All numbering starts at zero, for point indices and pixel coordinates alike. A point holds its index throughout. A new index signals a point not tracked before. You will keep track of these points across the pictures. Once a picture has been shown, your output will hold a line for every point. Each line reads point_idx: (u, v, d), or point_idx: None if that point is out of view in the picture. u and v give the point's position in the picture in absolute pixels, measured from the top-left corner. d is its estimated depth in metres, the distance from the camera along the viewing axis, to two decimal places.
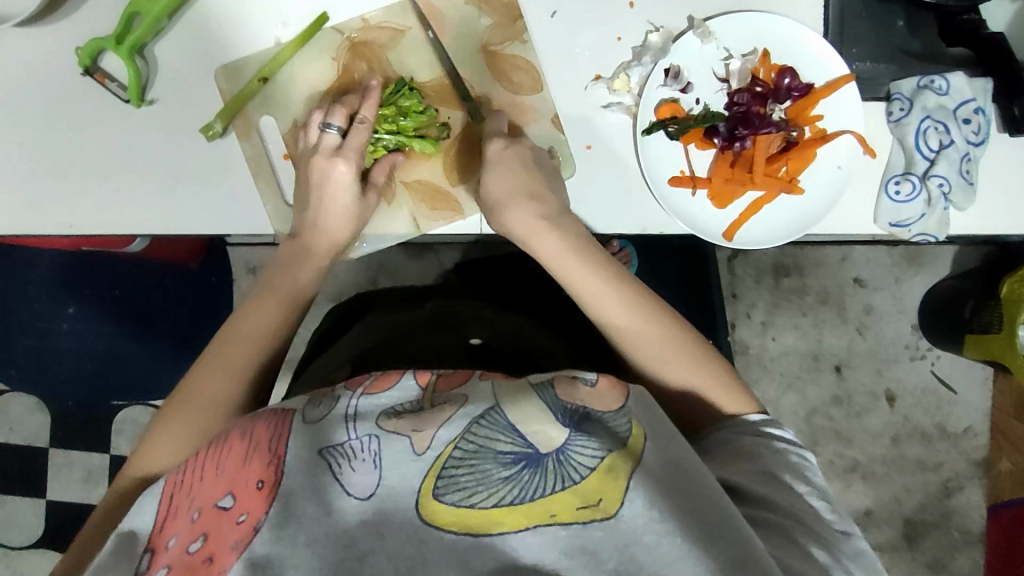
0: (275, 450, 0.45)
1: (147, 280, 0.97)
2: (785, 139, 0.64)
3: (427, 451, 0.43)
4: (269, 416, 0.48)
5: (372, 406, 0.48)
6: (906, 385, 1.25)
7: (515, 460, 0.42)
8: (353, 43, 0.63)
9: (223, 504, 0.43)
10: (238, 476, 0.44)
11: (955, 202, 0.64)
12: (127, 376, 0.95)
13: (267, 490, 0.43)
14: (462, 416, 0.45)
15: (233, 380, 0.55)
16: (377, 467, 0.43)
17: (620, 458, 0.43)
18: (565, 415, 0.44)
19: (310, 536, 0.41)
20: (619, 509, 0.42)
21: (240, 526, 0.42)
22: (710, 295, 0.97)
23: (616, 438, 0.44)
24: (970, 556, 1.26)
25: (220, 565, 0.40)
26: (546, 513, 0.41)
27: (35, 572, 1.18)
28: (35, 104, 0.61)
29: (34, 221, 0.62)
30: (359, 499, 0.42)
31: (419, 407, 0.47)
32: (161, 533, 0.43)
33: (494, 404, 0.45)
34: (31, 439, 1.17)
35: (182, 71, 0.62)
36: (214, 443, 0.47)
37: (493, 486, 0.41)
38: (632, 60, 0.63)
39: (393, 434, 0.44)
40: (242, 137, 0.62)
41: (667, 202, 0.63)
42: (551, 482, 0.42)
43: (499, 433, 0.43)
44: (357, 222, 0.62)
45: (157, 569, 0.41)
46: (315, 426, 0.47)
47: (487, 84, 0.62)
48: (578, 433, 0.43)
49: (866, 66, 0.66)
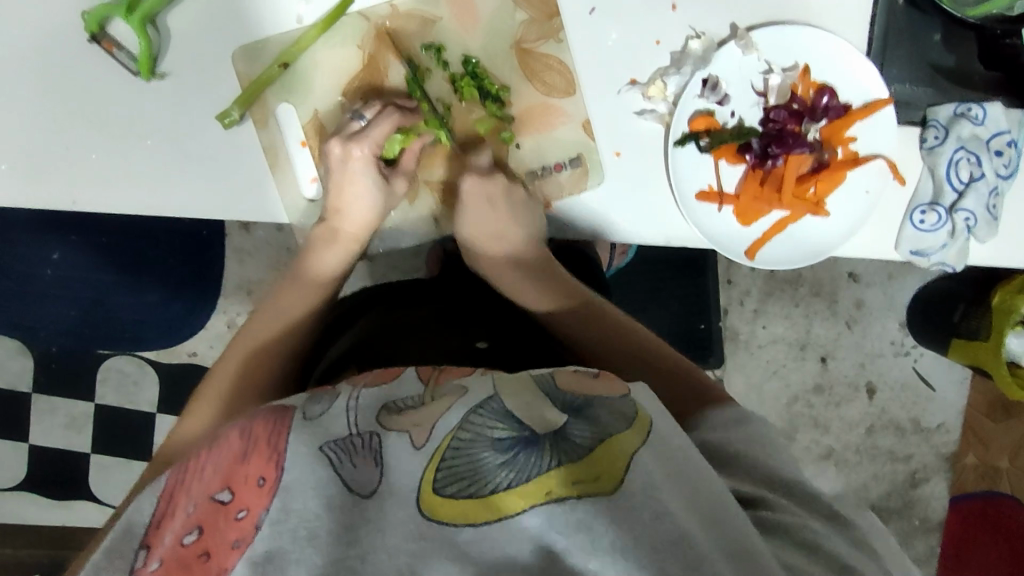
0: (274, 446, 0.41)
1: (136, 234, 1.03)
2: (816, 160, 0.63)
3: (425, 444, 0.40)
4: (271, 414, 0.45)
5: (375, 399, 0.45)
6: (887, 379, 1.28)
7: (512, 444, 0.38)
8: (380, 31, 0.59)
9: (219, 499, 0.39)
10: (235, 471, 0.40)
11: (977, 234, 0.64)
12: (116, 327, 1.03)
13: (267, 487, 0.39)
14: (464, 404, 0.42)
15: (244, 357, 0.61)
16: (378, 464, 0.40)
17: (623, 435, 0.40)
18: (563, 401, 0.42)
19: (311, 530, 0.37)
20: (617, 487, 0.37)
21: (237, 523, 0.38)
22: (704, 279, 0.99)
23: (622, 419, 0.41)
24: (929, 543, 1.32)
25: (218, 562, 0.37)
26: (542, 492, 0.36)
27: (12, 515, 1.16)
28: (35, 62, 0.57)
29: (32, 184, 0.59)
30: (361, 497, 0.38)
31: (419, 402, 0.44)
32: (157, 530, 0.41)
33: (494, 394, 0.42)
34: (14, 383, 1.13)
35: (198, 43, 0.58)
36: (219, 441, 0.44)
37: (489, 470, 0.37)
38: (670, 66, 0.61)
39: (392, 429, 0.41)
40: (259, 126, 0.60)
41: (696, 219, 0.62)
42: (546, 460, 0.37)
43: (495, 420, 0.40)
44: (382, 210, 0.64)
45: (151, 563, 0.39)
46: (318, 423, 0.43)
47: (519, 82, 0.61)
48: (575, 418, 0.40)
49: (906, 88, 0.64)
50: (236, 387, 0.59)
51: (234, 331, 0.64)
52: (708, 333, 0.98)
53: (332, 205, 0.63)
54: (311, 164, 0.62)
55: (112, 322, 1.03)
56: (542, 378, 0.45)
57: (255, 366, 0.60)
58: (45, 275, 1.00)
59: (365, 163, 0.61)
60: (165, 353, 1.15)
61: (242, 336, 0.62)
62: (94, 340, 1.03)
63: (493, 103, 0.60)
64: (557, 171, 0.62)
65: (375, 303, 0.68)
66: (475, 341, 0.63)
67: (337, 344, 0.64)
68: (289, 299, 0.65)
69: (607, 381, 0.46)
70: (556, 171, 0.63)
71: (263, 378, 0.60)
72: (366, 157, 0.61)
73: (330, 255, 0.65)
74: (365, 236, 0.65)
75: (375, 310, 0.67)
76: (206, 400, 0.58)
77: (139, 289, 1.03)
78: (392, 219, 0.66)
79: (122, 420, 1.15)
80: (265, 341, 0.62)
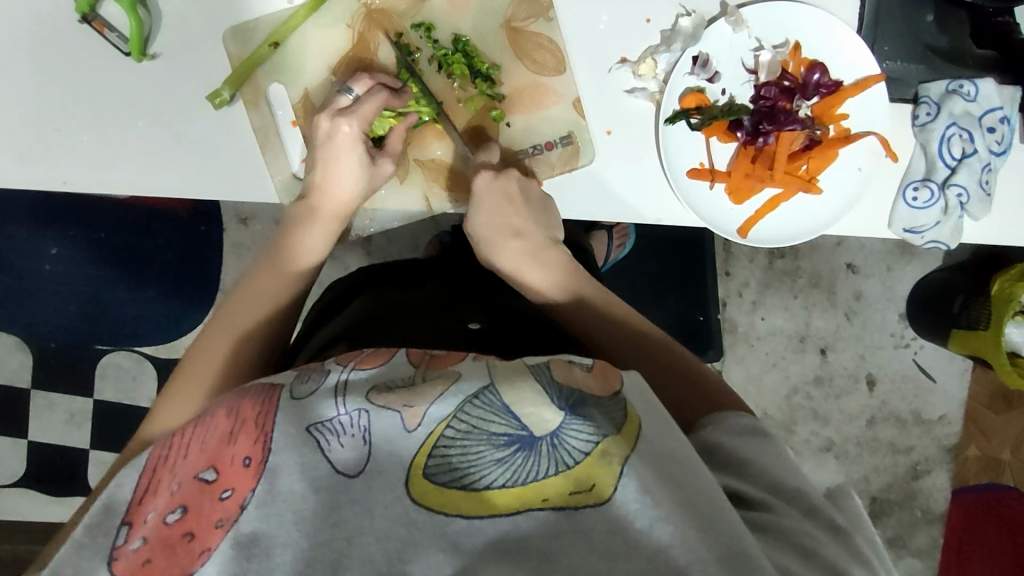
0: (262, 427, 0.40)
1: (134, 228, 1.03)
2: (808, 137, 0.63)
3: (418, 428, 0.38)
4: (257, 392, 0.44)
5: (364, 380, 0.43)
6: (887, 371, 1.28)
7: (508, 442, 0.37)
8: (370, 9, 0.59)
9: (205, 478, 0.39)
10: (221, 451, 0.39)
11: (971, 212, 0.64)
12: (114, 323, 1.03)
13: (253, 468, 0.39)
14: (455, 394, 0.39)
15: (228, 338, 0.59)
16: (366, 443, 0.39)
17: (620, 440, 0.37)
18: (559, 396, 0.38)
19: (298, 513, 0.38)
20: (613, 494, 0.36)
21: (221, 503, 0.38)
22: (703, 270, 0.98)
23: (611, 422, 0.38)
24: (932, 534, 1.30)
25: (200, 543, 0.38)
26: (537, 497, 0.36)
27: (10, 509, 1.16)
28: (28, 44, 0.57)
29: (25, 168, 0.59)
30: (348, 477, 0.38)
31: (410, 382, 0.42)
32: (139, 506, 0.39)
33: (489, 384, 0.39)
34: (13, 378, 1.13)
35: (190, 24, 0.58)
36: (202, 417, 0.43)
37: (484, 469, 0.36)
38: (660, 44, 0.61)
39: (381, 408, 0.40)
40: (250, 106, 0.60)
41: (687, 196, 0.62)
42: (544, 466, 0.37)
43: (494, 414, 0.37)
44: (366, 187, 0.62)
45: (133, 542, 0.38)
46: (301, 404, 0.42)
47: (509, 60, 0.61)
48: (574, 415, 0.37)
49: (896, 66, 0.63)
50: (219, 372, 0.57)
51: (212, 316, 0.62)
52: (706, 325, 0.97)
53: (317, 180, 0.61)
54: (301, 144, 0.62)
55: (110, 320, 1.03)
56: (538, 369, 0.40)
57: (236, 355, 0.58)
58: (44, 270, 1.00)
59: (352, 141, 0.60)
60: (163, 347, 1.15)
61: (224, 323, 0.60)
62: (91, 338, 1.03)
63: (483, 82, 0.61)
64: (548, 149, 0.62)
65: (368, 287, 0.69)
66: (469, 322, 0.63)
67: (328, 325, 0.65)
68: (273, 282, 0.63)
69: (602, 372, 0.41)
70: (547, 150, 0.62)
71: (245, 358, 0.59)
72: (354, 134, 0.60)
73: (312, 236, 0.63)
74: (344, 218, 0.64)
75: (368, 292, 0.68)
76: (186, 384, 0.56)
77: (137, 284, 1.03)
78: (385, 200, 0.65)
79: (121, 418, 1.15)
80: (250, 322, 0.60)
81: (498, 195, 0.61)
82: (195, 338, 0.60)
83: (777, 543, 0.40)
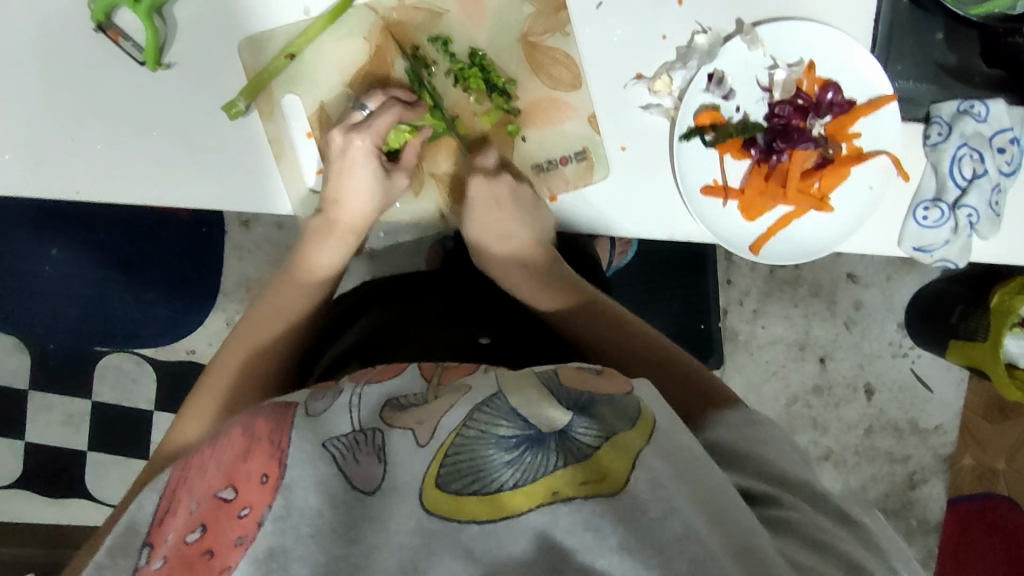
0: (279, 444, 0.41)
1: (136, 231, 1.03)
2: (821, 155, 0.63)
3: (430, 441, 0.39)
4: (273, 412, 0.45)
5: (379, 395, 0.45)
6: (885, 380, 1.28)
7: (516, 442, 0.38)
8: (386, 22, 0.59)
9: (223, 496, 0.39)
10: (237, 469, 0.40)
11: (979, 231, 0.64)
12: (114, 326, 1.02)
13: (270, 484, 0.38)
14: (466, 403, 0.41)
15: (246, 350, 0.61)
16: (382, 460, 0.40)
17: (627, 435, 0.39)
18: (567, 400, 0.41)
19: (313, 527, 0.37)
20: (625, 484, 0.36)
21: (240, 521, 0.38)
22: (704, 280, 0.98)
23: (617, 422, 0.40)
24: (927, 543, 1.32)
25: (220, 560, 0.37)
26: (547, 491, 0.36)
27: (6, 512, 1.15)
28: (39, 50, 0.57)
29: (35, 175, 0.58)
30: (365, 494, 0.38)
31: (423, 401, 0.44)
32: (160, 528, 0.41)
33: (498, 391, 0.41)
34: (11, 379, 1.12)
35: (204, 31, 0.58)
36: (220, 436, 0.44)
37: (495, 470, 0.37)
38: (676, 61, 0.61)
39: (395, 428, 0.41)
40: (264, 117, 0.59)
41: (700, 213, 0.62)
42: (554, 459, 0.37)
43: (501, 419, 0.39)
44: (383, 202, 0.64)
45: (154, 561, 0.39)
46: (318, 420, 0.43)
47: (525, 74, 0.61)
48: (579, 416, 0.39)
49: (908, 85, 0.64)
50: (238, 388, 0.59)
51: (231, 332, 0.63)
52: (708, 333, 0.97)
53: (330, 197, 0.64)
54: (317, 156, 0.62)
55: (110, 321, 1.02)
56: (546, 377, 0.44)
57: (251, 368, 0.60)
58: (43, 272, 1.00)
59: (366, 155, 0.61)
60: (163, 350, 1.15)
61: (243, 336, 0.62)
62: (92, 339, 1.03)
63: (499, 96, 0.61)
64: (563, 164, 0.63)
65: (378, 296, 0.68)
66: (479, 337, 0.64)
67: (339, 336, 0.65)
68: (287, 296, 0.65)
69: (609, 379, 0.45)
70: (562, 164, 0.63)
71: (258, 370, 0.61)
72: (369, 148, 0.61)
73: (326, 249, 0.66)
74: (358, 231, 0.66)
75: (380, 304, 0.66)
76: (206, 399, 0.58)
77: (137, 288, 1.02)
78: (399, 211, 0.65)
79: (118, 419, 1.14)
80: (266, 339, 0.62)
81: (488, 199, 0.64)
82: (214, 355, 0.62)
83: (789, 538, 0.41)
